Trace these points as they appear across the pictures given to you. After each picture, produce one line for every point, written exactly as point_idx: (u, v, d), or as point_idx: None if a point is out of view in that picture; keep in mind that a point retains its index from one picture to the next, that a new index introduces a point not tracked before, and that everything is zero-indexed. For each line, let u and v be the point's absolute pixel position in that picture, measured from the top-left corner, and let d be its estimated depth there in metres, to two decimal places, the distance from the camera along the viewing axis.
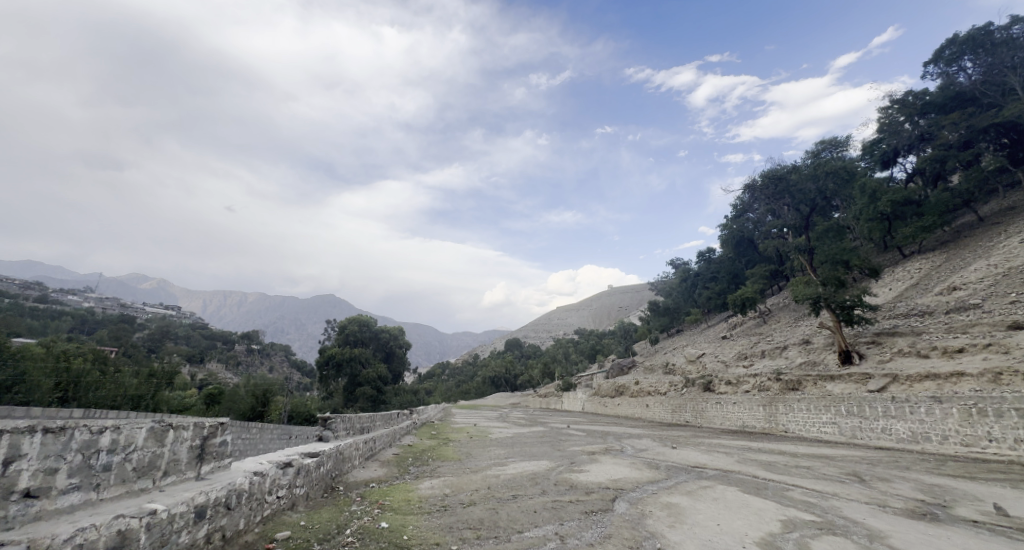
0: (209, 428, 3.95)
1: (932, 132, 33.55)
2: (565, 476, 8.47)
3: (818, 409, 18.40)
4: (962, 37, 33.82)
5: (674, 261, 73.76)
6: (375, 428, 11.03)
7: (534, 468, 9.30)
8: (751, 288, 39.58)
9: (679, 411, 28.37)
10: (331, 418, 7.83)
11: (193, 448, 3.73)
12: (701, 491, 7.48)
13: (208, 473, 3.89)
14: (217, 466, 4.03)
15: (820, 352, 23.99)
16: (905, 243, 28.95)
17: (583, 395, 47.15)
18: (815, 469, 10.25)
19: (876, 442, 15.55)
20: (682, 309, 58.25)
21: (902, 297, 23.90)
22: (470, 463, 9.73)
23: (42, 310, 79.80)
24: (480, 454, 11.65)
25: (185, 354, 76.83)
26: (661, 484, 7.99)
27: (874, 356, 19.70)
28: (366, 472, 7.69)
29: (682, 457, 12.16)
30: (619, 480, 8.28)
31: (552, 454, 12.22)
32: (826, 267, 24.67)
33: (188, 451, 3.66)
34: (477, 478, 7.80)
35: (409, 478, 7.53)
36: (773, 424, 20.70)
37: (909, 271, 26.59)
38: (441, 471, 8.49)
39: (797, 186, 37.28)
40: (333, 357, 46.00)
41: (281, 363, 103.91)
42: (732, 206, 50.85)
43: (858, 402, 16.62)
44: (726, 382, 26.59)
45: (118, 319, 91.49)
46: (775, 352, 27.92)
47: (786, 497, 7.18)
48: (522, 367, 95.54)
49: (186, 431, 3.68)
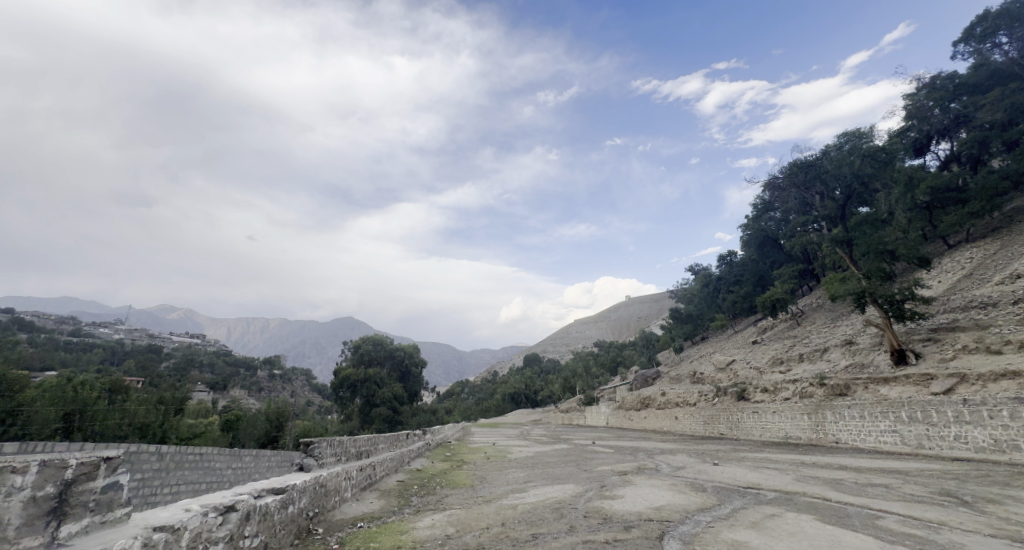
0: (75, 471, 2.94)
1: (969, 113, 31.59)
2: (596, 504, 7.09)
3: (873, 416, 16.54)
4: (994, 12, 32.02)
5: (693, 266, 71.52)
6: (376, 452, 9.78)
7: (560, 495, 7.88)
8: (781, 288, 37.46)
9: (712, 423, 26.48)
10: (314, 442, 6.53)
11: (33, 503, 2.70)
12: (768, 521, 6.03)
13: (67, 539, 2.81)
14: (84, 528, 2.94)
15: (866, 352, 22.03)
16: (950, 232, 26.86)
17: (607, 409, 45.12)
18: (896, 488, 8.67)
19: (949, 453, 13.71)
20: (706, 314, 55.93)
21: (956, 289, 21.81)
22: (483, 490, 8.40)
23: (76, 344, 81.85)
24: (495, 478, 10.21)
25: (207, 382, 77.17)
26: (716, 512, 6.54)
27: (932, 355, 17.81)
28: (358, 507, 6.42)
29: (729, 476, 10.58)
30: (663, 508, 6.82)
31: (580, 476, 10.77)
32: (868, 260, 22.85)
33: (19, 507, 2.62)
34: (490, 511, 6.45)
35: (408, 514, 6.26)
36: (821, 434, 18.81)
37: (958, 261, 24.47)
38: (447, 502, 7.18)
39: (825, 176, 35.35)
40: (347, 378, 45.09)
41: (302, 388, 104.06)
42: (754, 205, 48.97)
43: (922, 406, 14.78)
44: (762, 389, 24.62)
45: (145, 349, 93.06)
46: (814, 355, 25.87)
47: (881, 529, 5.70)
48: (542, 382, 93.36)
49: (23, 479, 2.66)
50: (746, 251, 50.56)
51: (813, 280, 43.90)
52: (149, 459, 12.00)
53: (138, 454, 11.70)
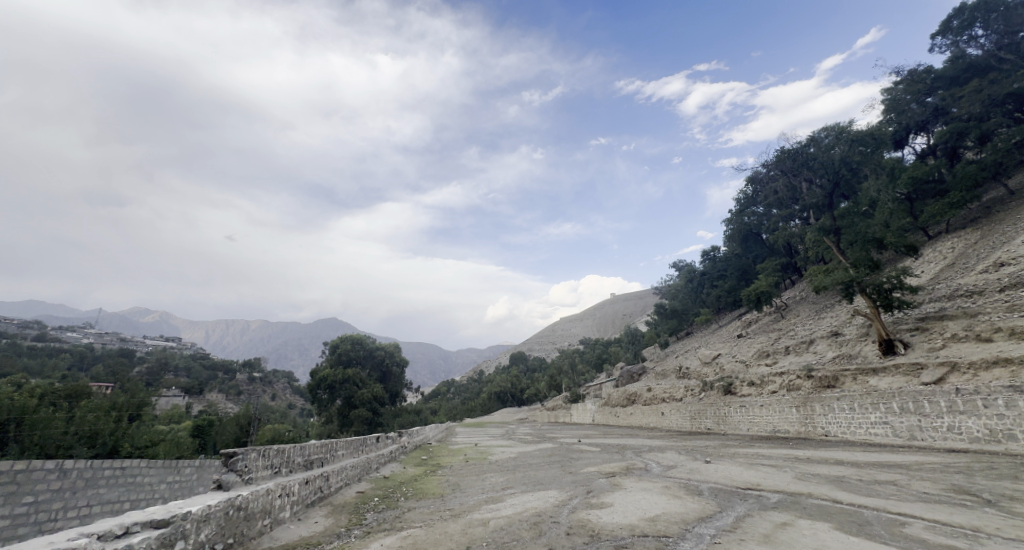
0: None
1: (947, 105, 31.70)
2: (581, 516, 6.14)
3: (863, 408, 16.05)
4: (970, 6, 32.18)
5: (678, 262, 71.49)
6: (333, 460, 8.61)
7: (539, 506, 6.89)
8: (765, 281, 37.25)
9: (699, 418, 25.95)
10: (238, 453, 5.36)
11: None
12: (781, 534, 5.15)
13: None
14: None
15: (854, 343, 21.65)
16: (930, 223, 26.75)
17: (593, 406, 44.49)
18: (905, 484, 7.98)
19: (943, 444, 13.19)
20: (690, 310, 55.79)
21: (940, 279, 21.57)
22: (455, 501, 7.40)
23: (42, 349, 78.08)
24: (470, 485, 9.21)
25: (182, 386, 74.52)
26: (718, 523, 5.63)
27: (921, 344, 17.43)
28: (295, 531, 5.35)
29: (724, 476, 9.76)
30: (658, 519, 5.88)
31: (563, 479, 9.85)
32: (855, 249, 22.46)
33: None
34: (456, 529, 5.45)
35: (354, 538, 5.19)
36: (811, 427, 18.29)
37: (941, 250, 24.32)
38: (407, 518, 6.12)
39: (813, 162, 34.95)
40: (325, 379, 43.40)
41: (284, 391, 101.30)
42: (737, 199, 48.74)
43: (914, 397, 14.30)
44: (749, 382, 24.12)
45: (116, 354, 89.15)
46: (800, 347, 25.54)
47: (914, 541, 4.83)
48: (529, 381, 92.61)
49: None
50: (730, 246, 50.50)
51: (795, 274, 44.00)
52: (47, 478, 11.45)
53: (29, 473, 11.08)
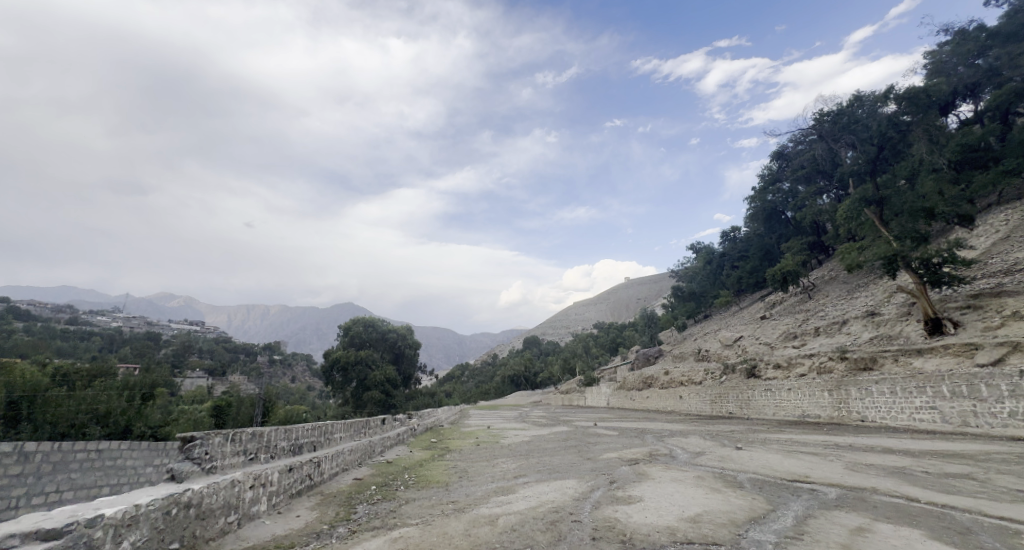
0: None
1: (1002, 66, 29.10)
2: (603, 514, 5.22)
3: (906, 391, 14.77)
4: None
5: (695, 245, 69.41)
6: (327, 445, 7.86)
7: (557, 499, 5.98)
8: (791, 260, 35.49)
9: (721, 402, 24.88)
10: (196, 439, 4.65)
11: None
12: (863, 542, 4.10)
13: None
14: None
15: (893, 323, 20.12)
16: (980, 194, 24.71)
17: (608, 389, 43.62)
18: (987, 478, 6.81)
19: (1003, 431, 11.89)
20: (709, 292, 54.12)
21: (994, 253, 19.78)
22: (460, 491, 6.54)
23: (74, 332, 80.50)
24: (479, 472, 8.39)
25: (206, 368, 76.42)
26: (778, 527, 4.61)
27: (973, 324, 15.93)
28: (271, 527, 4.57)
29: (762, 465, 8.74)
30: (702, 519, 4.88)
31: (581, 466, 8.98)
32: (901, 221, 20.67)
33: None
34: (459, 529, 4.58)
35: (339, 537, 4.36)
36: (845, 412, 17.06)
37: (992, 223, 22.39)
38: (403, 513, 5.26)
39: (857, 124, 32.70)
40: (338, 360, 43.22)
41: (303, 374, 102.53)
42: (762, 176, 46.44)
43: (968, 380, 12.97)
44: (774, 365, 22.86)
45: (144, 337, 91.71)
46: (832, 328, 24.05)
47: None
48: (542, 364, 92.05)
49: None
50: (752, 224, 48.45)
51: (822, 253, 42.01)
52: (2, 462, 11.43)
53: None
